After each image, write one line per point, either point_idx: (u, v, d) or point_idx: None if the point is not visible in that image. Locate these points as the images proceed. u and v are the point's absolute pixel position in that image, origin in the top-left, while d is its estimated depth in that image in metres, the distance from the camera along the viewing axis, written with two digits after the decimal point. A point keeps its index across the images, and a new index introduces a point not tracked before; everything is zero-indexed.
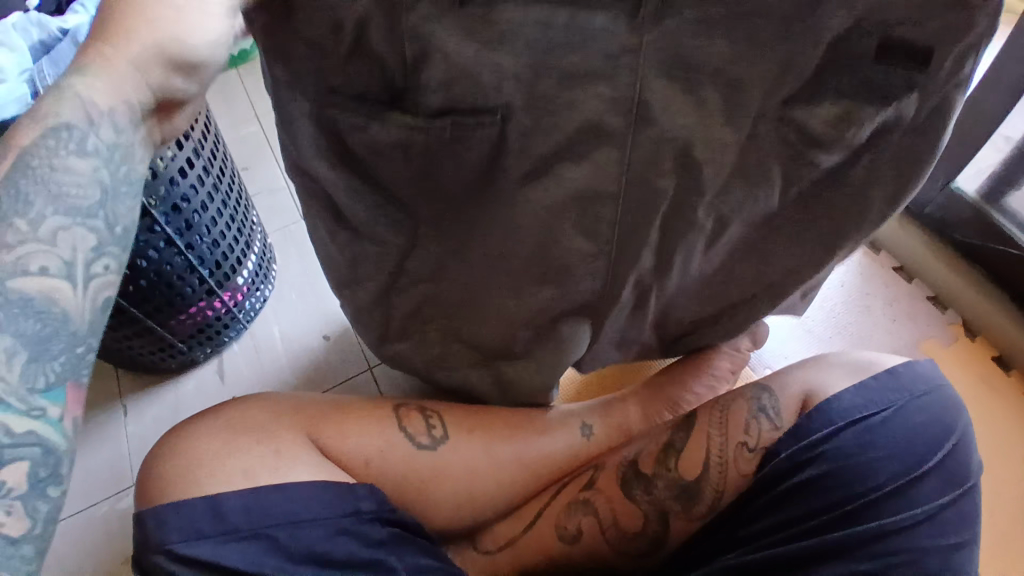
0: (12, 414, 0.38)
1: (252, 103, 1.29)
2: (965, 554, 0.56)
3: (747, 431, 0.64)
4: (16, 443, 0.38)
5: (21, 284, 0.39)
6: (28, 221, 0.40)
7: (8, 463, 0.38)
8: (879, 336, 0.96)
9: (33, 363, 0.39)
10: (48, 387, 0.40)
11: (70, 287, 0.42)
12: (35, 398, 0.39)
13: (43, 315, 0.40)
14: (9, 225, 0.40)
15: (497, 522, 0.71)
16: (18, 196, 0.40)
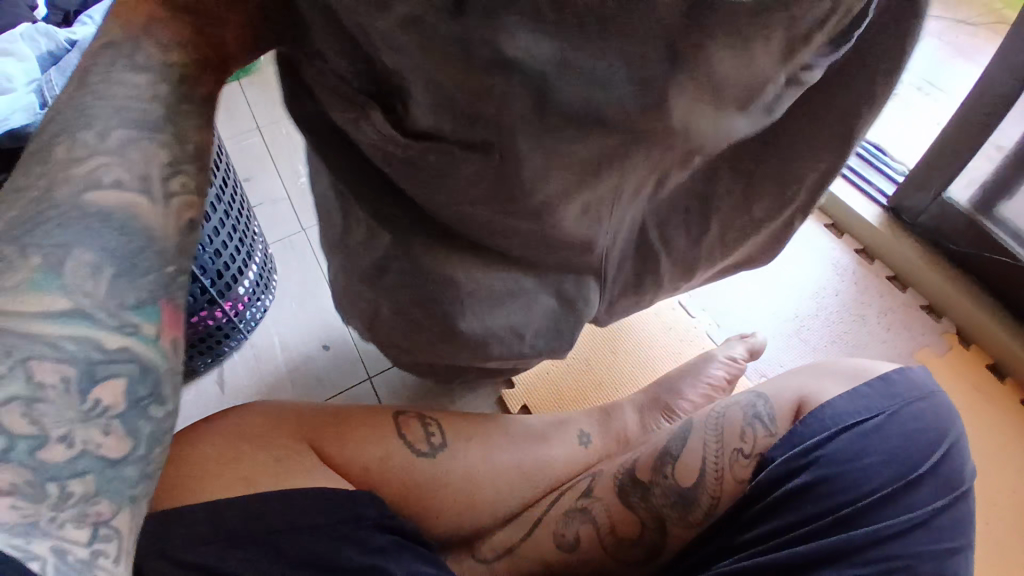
0: (104, 331, 0.34)
1: (254, 115, 1.31)
2: (958, 560, 0.57)
3: (743, 437, 0.64)
4: (110, 360, 0.34)
5: (95, 194, 0.35)
6: (99, 133, 0.37)
7: (104, 380, 0.33)
8: (874, 345, 0.97)
9: (118, 278, 0.34)
10: (124, 303, 0.34)
11: (150, 202, 0.37)
12: (126, 313, 0.34)
13: (124, 227, 0.35)
14: (76, 139, 0.37)
15: (495, 529, 0.71)
16: (77, 115, 0.37)
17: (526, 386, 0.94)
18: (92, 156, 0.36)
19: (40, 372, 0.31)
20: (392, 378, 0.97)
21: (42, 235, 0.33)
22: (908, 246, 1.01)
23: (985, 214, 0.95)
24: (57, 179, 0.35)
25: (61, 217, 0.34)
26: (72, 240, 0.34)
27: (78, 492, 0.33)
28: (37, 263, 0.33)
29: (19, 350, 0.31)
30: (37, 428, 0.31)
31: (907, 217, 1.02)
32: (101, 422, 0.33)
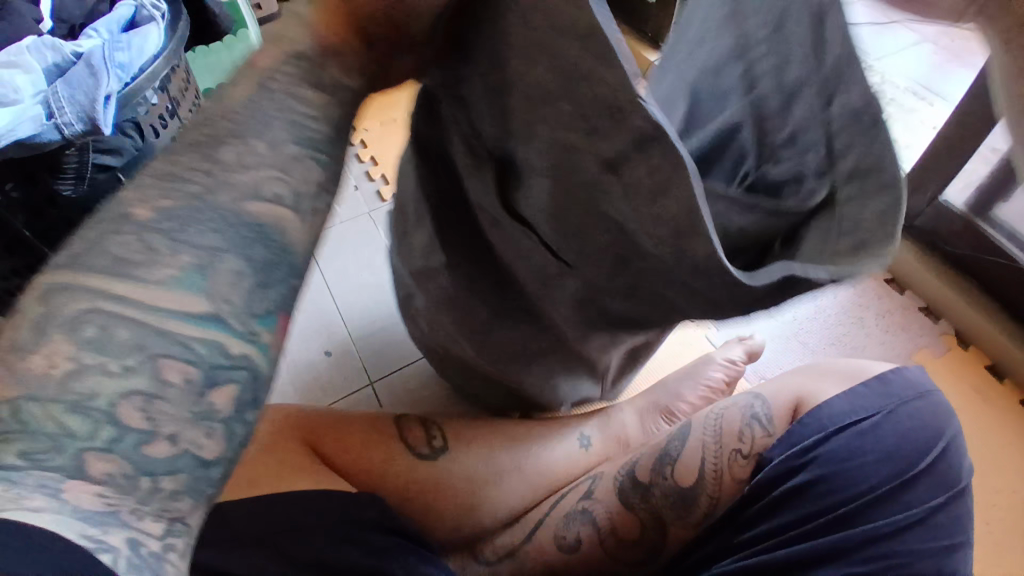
0: (230, 335, 0.35)
1: None
2: (957, 557, 0.57)
3: (740, 438, 0.65)
4: (230, 365, 0.35)
5: (254, 206, 0.37)
6: (263, 142, 0.38)
7: (220, 385, 0.35)
8: (873, 347, 0.97)
9: (254, 287, 0.36)
10: (256, 312, 0.36)
11: (296, 215, 0.38)
12: (252, 322, 0.36)
13: (271, 242, 0.37)
14: (244, 145, 0.37)
15: (498, 532, 0.72)
16: (256, 122, 0.38)
17: None
18: (254, 164, 0.37)
19: (167, 371, 0.33)
20: (392, 385, 0.97)
21: (191, 235, 0.35)
22: (904, 249, 1.02)
23: (981, 217, 0.95)
24: (222, 180, 0.36)
25: (211, 217, 0.36)
26: (223, 245, 0.36)
27: (168, 489, 0.34)
28: (188, 263, 0.34)
29: (153, 346, 0.33)
30: (150, 424, 0.33)
31: (903, 220, 1.03)
32: (206, 424, 0.34)
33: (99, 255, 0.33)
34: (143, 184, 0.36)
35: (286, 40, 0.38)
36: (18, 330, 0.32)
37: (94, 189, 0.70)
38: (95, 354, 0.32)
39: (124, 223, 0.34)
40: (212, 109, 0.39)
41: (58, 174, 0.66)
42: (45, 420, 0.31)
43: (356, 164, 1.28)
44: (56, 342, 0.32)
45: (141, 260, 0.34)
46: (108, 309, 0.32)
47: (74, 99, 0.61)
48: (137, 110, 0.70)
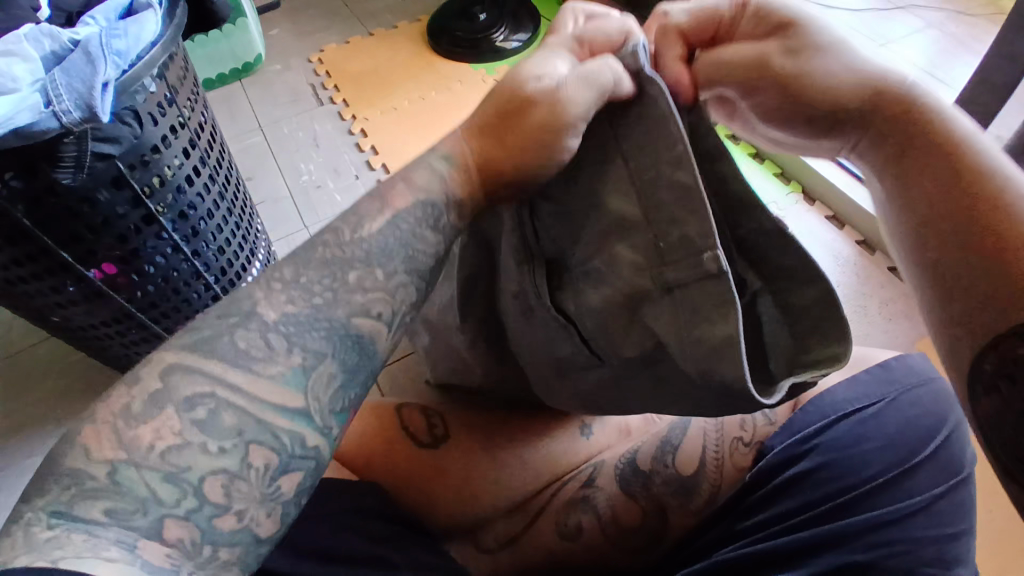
0: (311, 428, 0.42)
1: (258, 117, 1.35)
2: (961, 545, 0.56)
3: (743, 426, 0.66)
4: (304, 455, 0.41)
5: (358, 322, 0.45)
6: (384, 271, 0.47)
7: (290, 471, 0.41)
8: (876, 335, 0.97)
9: (339, 388, 0.43)
10: (336, 411, 0.43)
11: (388, 331, 0.46)
12: (330, 418, 0.43)
13: (360, 350, 0.45)
14: (369, 270, 0.46)
15: (499, 517, 0.70)
16: (382, 250, 0.47)
17: None
18: (371, 288, 0.46)
19: (254, 455, 0.39)
20: (394, 374, 0.98)
21: (304, 339, 0.43)
22: None
23: None
24: (340, 298, 0.45)
25: (323, 326, 0.44)
26: (327, 351, 0.43)
27: (223, 556, 0.38)
28: (296, 363, 0.42)
29: (249, 432, 0.40)
30: (227, 500, 0.38)
31: None
32: (269, 504, 0.40)
33: (226, 346, 0.41)
34: (274, 287, 0.44)
35: (417, 183, 0.50)
36: (132, 400, 0.38)
37: (92, 177, 0.69)
38: (198, 433, 0.38)
39: (251, 322, 0.42)
40: (346, 231, 0.47)
41: (56, 163, 0.65)
42: (138, 483, 0.37)
43: (357, 154, 1.29)
44: (168, 417, 0.38)
45: (258, 356, 0.41)
46: (218, 395, 0.40)
47: (71, 86, 0.61)
48: (135, 97, 0.69)
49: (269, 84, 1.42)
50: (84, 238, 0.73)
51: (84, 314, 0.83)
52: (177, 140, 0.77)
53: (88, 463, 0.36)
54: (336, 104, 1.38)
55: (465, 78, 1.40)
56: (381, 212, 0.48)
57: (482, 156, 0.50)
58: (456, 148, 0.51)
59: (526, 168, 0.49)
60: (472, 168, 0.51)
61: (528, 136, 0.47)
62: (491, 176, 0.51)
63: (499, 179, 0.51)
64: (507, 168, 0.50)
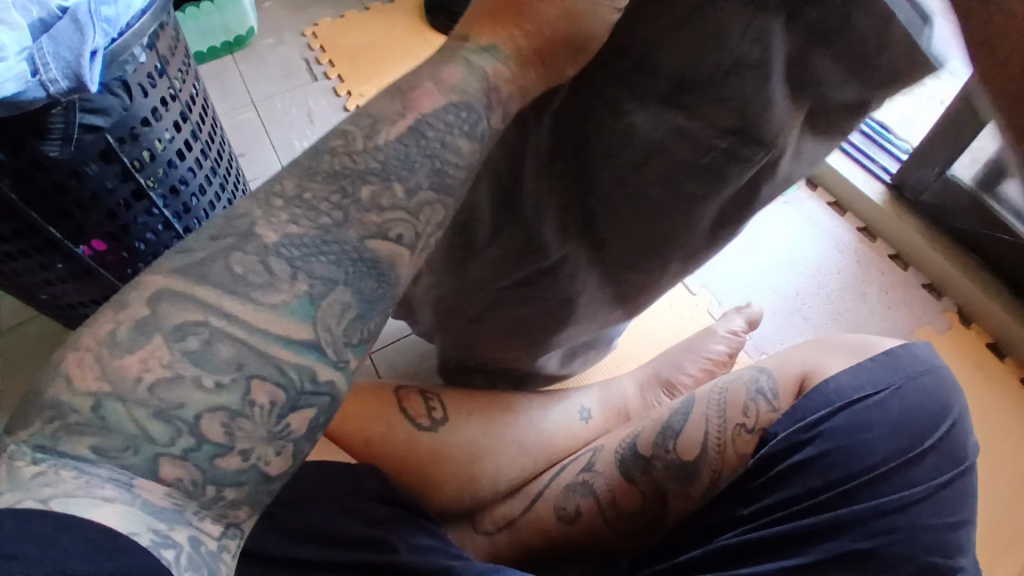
0: (324, 361, 0.32)
1: (250, 92, 1.32)
2: (962, 534, 0.56)
3: (746, 413, 0.64)
4: (316, 392, 0.32)
5: (373, 245, 0.33)
6: (405, 187, 0.34)
7: (300, 409, 0.31)
8: (875, 322, 0.97)
9: (357, 319, 0.33)
10: (353, 342, 0.33)
11: (411, 256, 0.34)
12: (346, 350, 0.33)
13: (378, 274, 0.33)
14: (385, 185, 0.33)
15: (497, 500, 0.71)
16: (402, 162, 0.34)
17: None
18: (389, 208, 0.33)
19: (257, 392, 0.30)
20: (390, 355, 0.96)
21: (312, 263, 0.31)
22: (910, 225, 1.01)
23: None
24: (352, 217, 0.33)
25: (331, 249, 0.32)
26: (338, 277, 0.32)
27: (230, 498, 0.30)
28: (304, 289, 0.31)
29: (251, 366, 0.30)
30: (229, 441, 0.30)
31: (910, 195, 1.02)
32: (279, 443, 0.31)
33: (218, 264, 0.30)
34: (273, 203, 0.32)
35: (451, 81, 0.35)
36: (116, 325, 0.29)
37: (80, 150, 0.67)
38: (191, 367, 0.29)
39: (247, 242, 0.31)
40: (357, 136, 0.34)
41: (44, 135, 0.63)
42: (126, 418, 0.28)
43: None
44: (153, 345, 0.29)
45: (258, 280, 0.31)
46: (216, 320, 0.30)
47: (58, 54, 0.58)
48: (125, 67, 0.66)
49: (262, 59, 1.38)
50: (73, 214, 0.71)
51: (73, 292, 0.81)
52: (167, 113, 0.75)
53: (67, 394, 0.28)
54: (330, 80, 1.34)
55: None
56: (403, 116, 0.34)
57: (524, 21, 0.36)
58: (482, 34, 0.36)
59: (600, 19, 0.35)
60: (521, 50, 0.36)
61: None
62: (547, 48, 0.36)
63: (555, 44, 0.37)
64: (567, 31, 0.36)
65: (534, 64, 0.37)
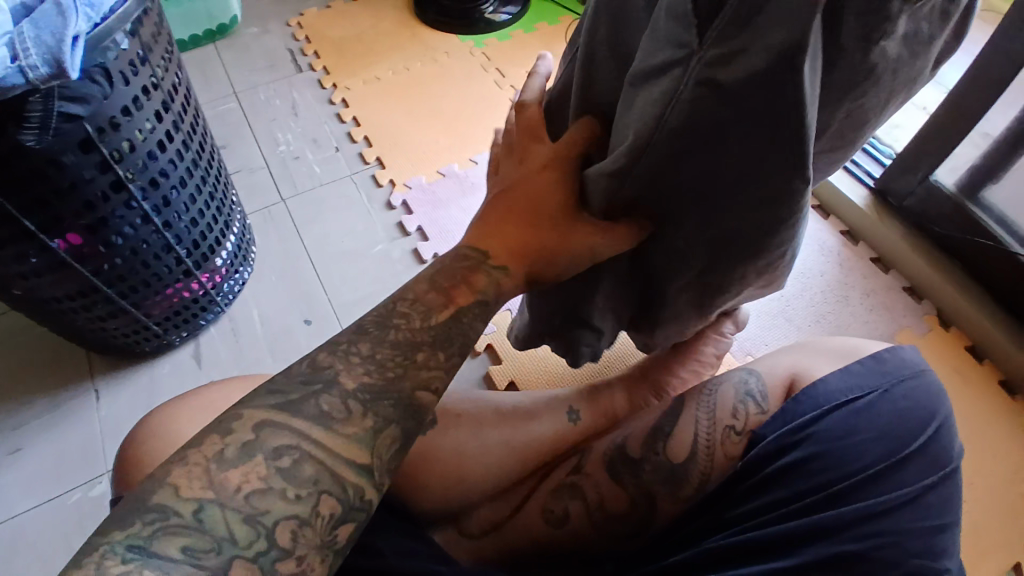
0: (369, 484, 0.43)
1: (232, 82, 1.29)
2: (948, 537, 0.56)
3: (734, 415, 0.65)
4: (359, 507, 0.42)
5: (420, 392, 0.46)
6: (446, 354, 0.49)
7: (346, 523, 0.41)
8: (858, 326, 0.98)
9: (399, 449, 0.44)
10: (391, 471, 0.44)
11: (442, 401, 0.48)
12: (385, 475, 0.44)
13: (422, 411, 0.46)
14: (435, 351, 0.48)
15: (481, 502, 0.70)
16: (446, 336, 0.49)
17: (515, 365, 0.98)
18: (434, 366, 0.48)
19: (324, 505, 0.41)
20: None
21: (377, 407, 0.44)
22: (893, 230, 1.03)
23: (969, 199, 0.95)
24: (409, 372, 0.46)
25: (392, 395, 0.45)
26: (394, 417, 0.44)
27: None
28: (368, 425, 0.43)
29: (323, 483, 0.41)
30: (292, 546, 0.39)
31: (894, 200, 1.04)
32: (325, 552, 0.41)
33: (309, 405, 0.43)
34: (350, 357, 0.46)
35: (478, 287, 0.52)
36: (224, 446, 0.40)
37: (59, 139, 0.64)
38: (280, 479, 0.40)
39: (332, 388, 0.44)
40: (415, 319, 0.49)
41: (21, 123, 0.60)
42: (219, 523, 0.38)
43: (337, 125, 1.24)
44: (255, 462, 0.40)
45: (338, 418, 0.43)
46: (304, 447, 0.41)
47: (39, 39, 0.56)
48: (106, 54, 0.64)
49: (245, 48, 1.35)
50: (49, 205, 0.68)
51: (49, 287, 0.78)
52: (149, 102, 0.72)
53: (174, 500, 0.38)
54: (316, 71, 1.32)
55: (452, 50, 1.36)
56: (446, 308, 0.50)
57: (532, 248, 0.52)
58: (500, 255, 0.53)
59: (587, 255, 0.52)
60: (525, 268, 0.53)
61: (580, 240, 0.51)
62: (547, 264, 0.54)
63: (540, 269, 0.54)
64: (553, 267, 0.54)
65: (533, 274, 0.55)
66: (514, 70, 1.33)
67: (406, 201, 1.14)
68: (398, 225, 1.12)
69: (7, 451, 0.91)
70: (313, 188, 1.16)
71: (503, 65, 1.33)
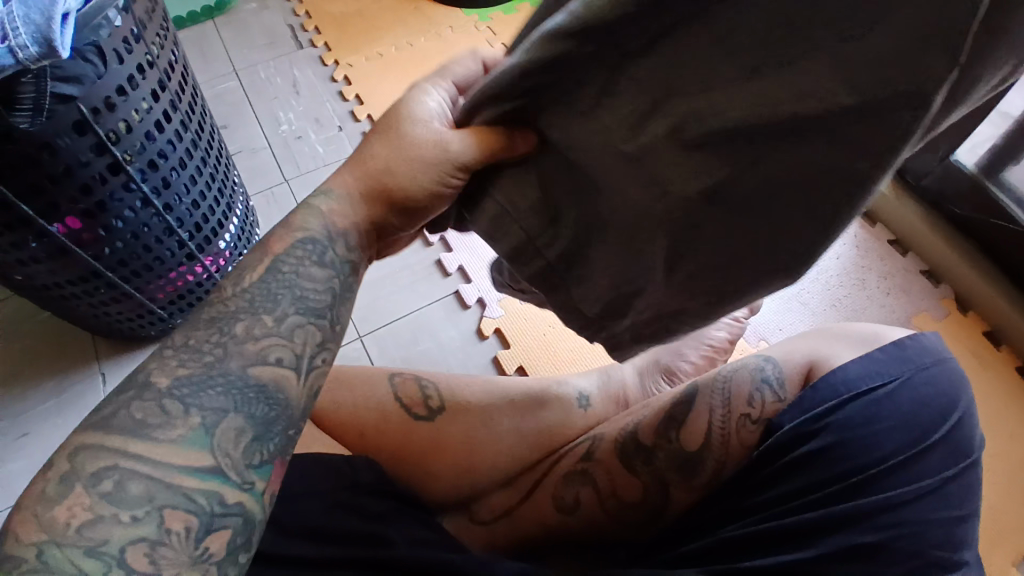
0: (228, 485, 0.42)
1: (231, 60, 1.26)
2: (968, 527, 0.55)
3: (750, 403, 0.63)
4: (226, 512, 0.42)
5: (257, 370, 0.46)
6: (273, 316, 0.48)
7: (216, 531, 0.41)
8: (872, 309, 0.97)
9: (251, 440, 0.44)
10: (249, 463, 0.43)
11: (293, 374, 0.47)
12: (248, 472, 0.43)
13: (270, 397, 0.46)
14: (258, 320, 0.48)
15: (492, 488, 0.70)
16: (267, 298, 0.49)
17: (522, 349, 0.97)
18: (261, 335, 0.47)
19: (171, 520, 0.40)
20: (379, 340, 0.98)
21: (201, 399, 0.44)
22: (910, 211, 1.01)
23: (989, 179, 0.93)
24: (232, 351, 0.46)
25: (217, 382, 0.45)
26: (228, 406, 0.44)
27: None
28: (196, 423, 0.43)
29: (161, 498, 0.40)
30: (154, 568, 0.38)
31: (911, 179, 1.01)
32: (202, 566, 0.40)
33: (123, 418, 0.42)
34: (166, 355, 0.46)
35: (295, 226, 0.52)
36: (46, 483, 0.39)
37: (53, 121, 0.62)
38: (109, 506, 0.39)
39: (145, 391, 0.43)
40: (228, 286, 0.50)
41: (13, 106, 0.58)
42: (64, 561, 0.37)
43: (340, 104, 1.21)
44: (78, 494, 0.39)
45: (157, 423, 0.42)
46: (123, 466, 0.40)
47: (28, 17, 0.54)
48: (98, 31, 0.62)
49: (243, 24, 1.32)
50: (44, 190, 0.67)
51: (48, 273, 0.77)
52: (144, 82, 0.70)
53: (16, 546, 0.37)
54: (316, 48, 1.29)
55: (456, 24, 1.33)
56: (263, 260, 0.51)
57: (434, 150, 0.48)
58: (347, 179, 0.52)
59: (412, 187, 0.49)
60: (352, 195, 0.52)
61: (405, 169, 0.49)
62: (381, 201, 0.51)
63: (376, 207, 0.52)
64: (412, 188, 0.49)
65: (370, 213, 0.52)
66: None
67: None
68: None
69: (13, 436, 0.90)
70: (316, 169, 1.13)
71: (509, 39, 1.30)
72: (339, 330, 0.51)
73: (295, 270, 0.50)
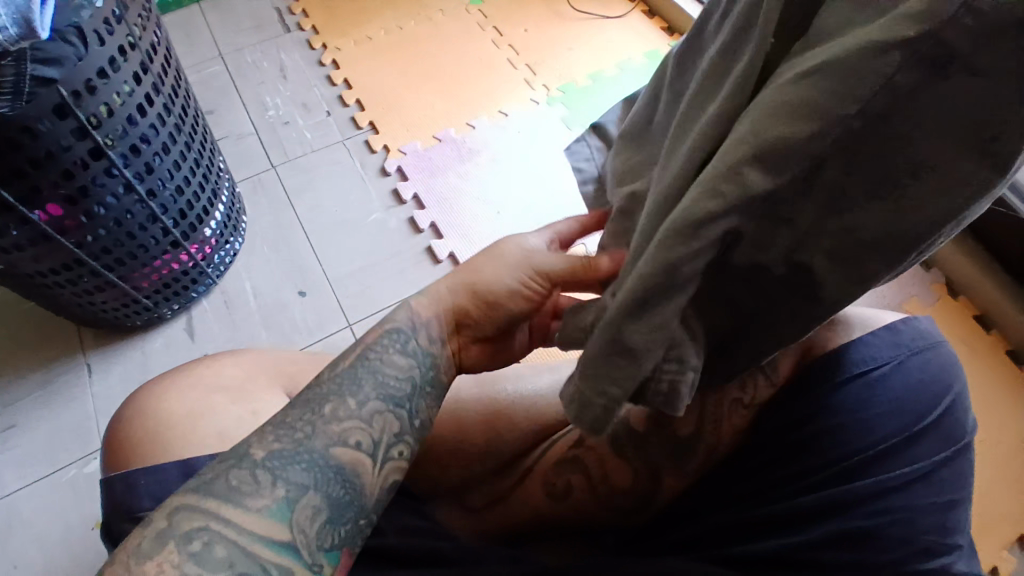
0: (299, 563, 0.42)
1: (217, 43, 1.24)
2: (960, 511, 0.56)
3: (743, 387, 0.60)
4: None
5: (338, 451, 0.46)
6: (357, 400, 0.49)
7: None
8: (864, 295, 0.97)
9: (326, 522, 0.44)
10: (322, 546, 0.43)
11: (370, 460, 0.47)
12: (318, 554, 0.43)
13: (347, 482, 0.45)
14: (343, 402, 0.48)
15: (481, 476, 0.69)
16: (353, 382, 0.49)
17: None
18: (346, 417, 0.47)
19: None
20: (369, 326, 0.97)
21: (289, 474, 0.44)
22: None
23: None
24: (319, 430, 0.46)
25: (303, 459, 0.45)
26: (309, 483, 0.44)
27: None
28: (280, 496, 0.43)
29: (239, 565, 0.40)
30: None
31: None
32: None
33: (220, 483, 0.43)
34: (265, 427, 0.46)
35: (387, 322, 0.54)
36: (142, 538, 0.40)
37: (33, 105, 0.61)
38: (192, 566, 0.39)
39: (243, 460, 0.44)
40: (323, 372, 0.51)
41: None
42: None
43: (328, 89, 1.19)
44: (168, 551, 0.39)
45: (247, 491, 0.43)
46: (211, 528, 0.41)
47: None
48: (80, 12, 0.61)
49: (230, 7, 1.29)
50: (26, 174, 0.65)
51: (30, 260, 0.75)
52: (126, 64, 0.68)
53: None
54: (305, 31, 1.27)
55: (446, 7, 1.30)
56: (355, 347, 0.53)
57: (546, 274, 0.53)
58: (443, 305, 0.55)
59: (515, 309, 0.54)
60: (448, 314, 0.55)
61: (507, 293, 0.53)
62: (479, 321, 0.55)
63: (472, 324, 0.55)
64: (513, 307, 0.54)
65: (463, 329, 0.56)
66: (511, 29, 1.27)
67: (400, 167, 1.10)
68: (393, 193, 1.08)
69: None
70: (304, 155, 1.12)
71: (500, 23, 1.28)
72: (421, 419, 0.51)
73: (380, 357, 0.51)
